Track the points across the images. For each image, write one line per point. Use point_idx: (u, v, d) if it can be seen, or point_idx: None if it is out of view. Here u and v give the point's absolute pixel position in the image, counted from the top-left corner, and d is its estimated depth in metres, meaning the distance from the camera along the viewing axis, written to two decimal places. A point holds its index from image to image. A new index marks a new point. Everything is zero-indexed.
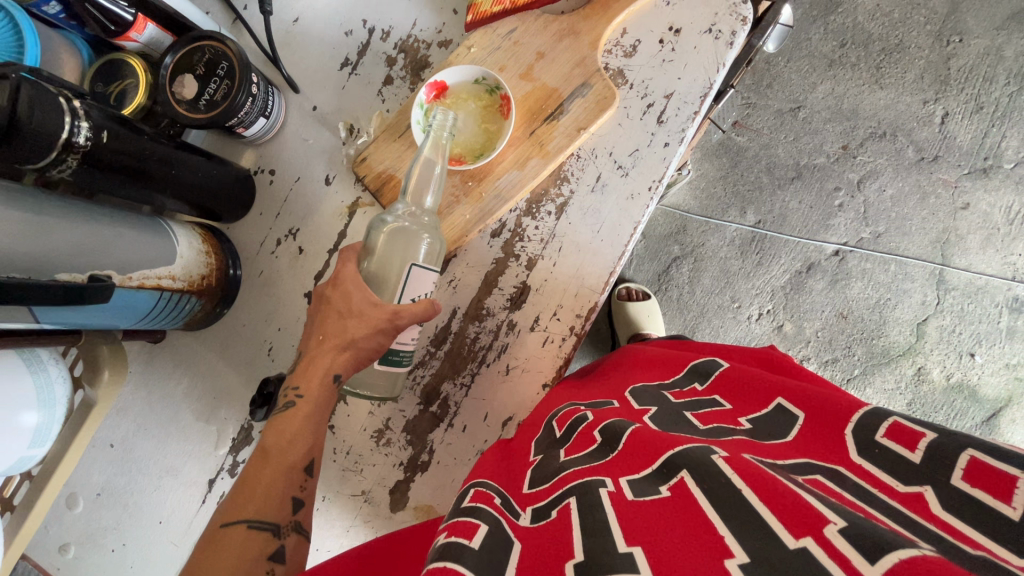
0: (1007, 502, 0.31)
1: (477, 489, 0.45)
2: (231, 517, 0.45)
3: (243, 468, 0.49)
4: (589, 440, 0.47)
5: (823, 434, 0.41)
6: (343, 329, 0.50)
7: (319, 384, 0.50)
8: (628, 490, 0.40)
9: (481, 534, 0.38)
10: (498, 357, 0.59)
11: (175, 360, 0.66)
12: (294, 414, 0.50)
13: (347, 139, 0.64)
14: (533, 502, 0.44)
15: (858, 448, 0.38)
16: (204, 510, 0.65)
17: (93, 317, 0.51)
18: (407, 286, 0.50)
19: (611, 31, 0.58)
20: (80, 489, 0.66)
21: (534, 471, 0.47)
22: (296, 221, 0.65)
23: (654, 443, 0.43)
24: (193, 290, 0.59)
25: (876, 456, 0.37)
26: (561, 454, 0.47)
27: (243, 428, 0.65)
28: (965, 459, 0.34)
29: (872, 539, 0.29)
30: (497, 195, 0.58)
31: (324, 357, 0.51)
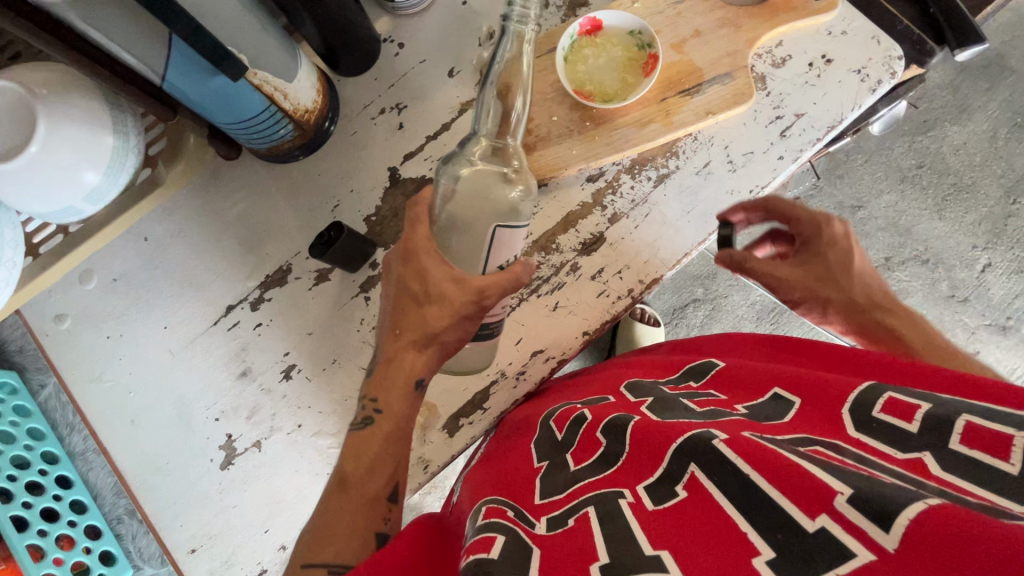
0: (1005, 458, 0.29)
1: (489, 506, 0.43)
2: (312, 559, 0.45)
3: (324, 494, 0.49)
4: (595, 442, 0.46)
5: (819, 413, 0.39)
6: (422, 321, 0.49)
7: (400, 397, 0.50)
8: (646, 499, 0.38)
9: (500, 544, 0.37)
10: (551, 292, 0.60)
11: (239, 182, 0.66)
12: (375, 431, 0.50)
13: (485, 42, 0.66)
14: (547, 511, 0.41)
15: (855, 425, 0.36)
16: (211, 331, 0.64)
17: (199, 97, 0.50)
18: (493, 252, 0.47)
19: (769, 38, 0.60)
20: (98, 269, 0.66)
21: (543, 481, 0.45)
22: (406, 98, 0.66)
23: (658, 434, 0.41)
24: (294, 118, 0.59)
25: (875, 431, 0.35)
26: (570, 460, 0.46)
27: (280, 269, 0.64)
28: (961, 423, 0.32)
29: (878, 499, 0.28)
30: (609, 143, 0.59)
31: (406, 360, 0.50)
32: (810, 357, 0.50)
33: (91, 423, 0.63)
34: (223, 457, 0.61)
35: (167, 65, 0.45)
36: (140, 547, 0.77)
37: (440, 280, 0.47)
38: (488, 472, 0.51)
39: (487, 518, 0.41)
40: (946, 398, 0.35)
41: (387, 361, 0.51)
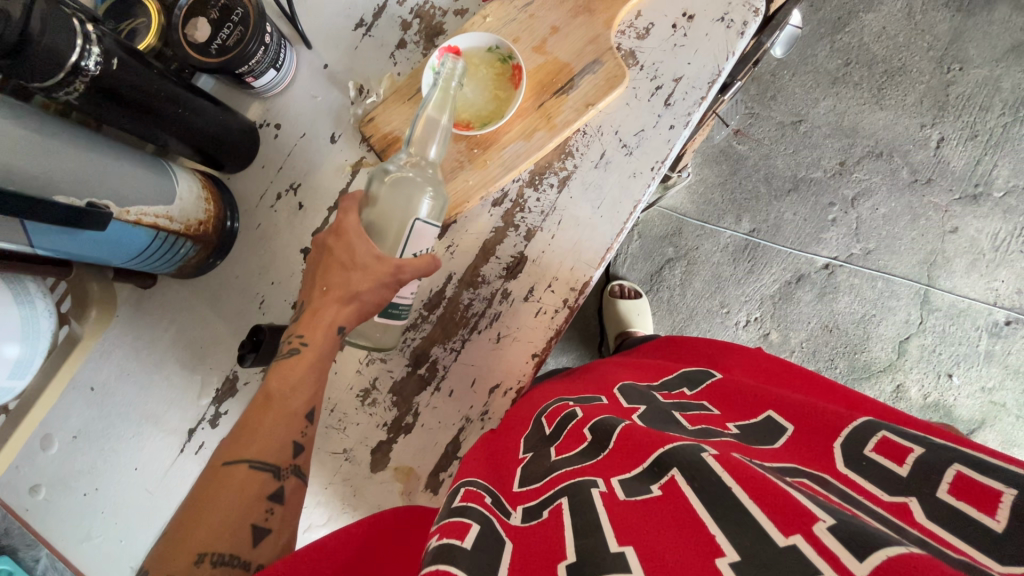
0: (991, 515, 0.29)
1: (467, 489, 0.44)
2: (232, 456, 0.44)
3: (244, 411, 0.48)
4: (579, 438, 0.47)
5: (810, 442, 0.39)
6: (346, 281, 0.49)
7: (325, 332, 0.50)
8: (619, 489, 0.39)
9: (474, 535, 0.37)
10: (490, 325, 0.59)
11: (165, 306, 0.66)
12: (297, 361, 0.49)
13: (356, 99, 0.65)
14: (523, 500, 0.43)
15: (846, 458, 0.36)
16: (181, 459, 0.64)
17: (90, 248, 0.50)
18: (409, 241, 0.50)
19: (626, 12, 0.59)
20: (56, 430, 0.65)
21: (525, 470, 0.47)
22: (298, 176, 0.65)
23: (643, 439, 0.42)
24: (189, 234, 0.58)
25: (864, 469, 0.35)
26: (553, 452, 0.47)
27: (227, 379, 0.64)
28: (951, 473, 0.31)
29: (860, 536, 0.28)
30: (501, 163, 0.58)
31: (329, 313, 0.50)
32: (821, 394, 0.49)
33: None
34: None
35: (30, 237, 0.44)
36: None
37: (365, 254, 0.49)
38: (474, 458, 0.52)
39: (463, 502, 0.42)
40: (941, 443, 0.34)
41: (313, 306, 0.51)
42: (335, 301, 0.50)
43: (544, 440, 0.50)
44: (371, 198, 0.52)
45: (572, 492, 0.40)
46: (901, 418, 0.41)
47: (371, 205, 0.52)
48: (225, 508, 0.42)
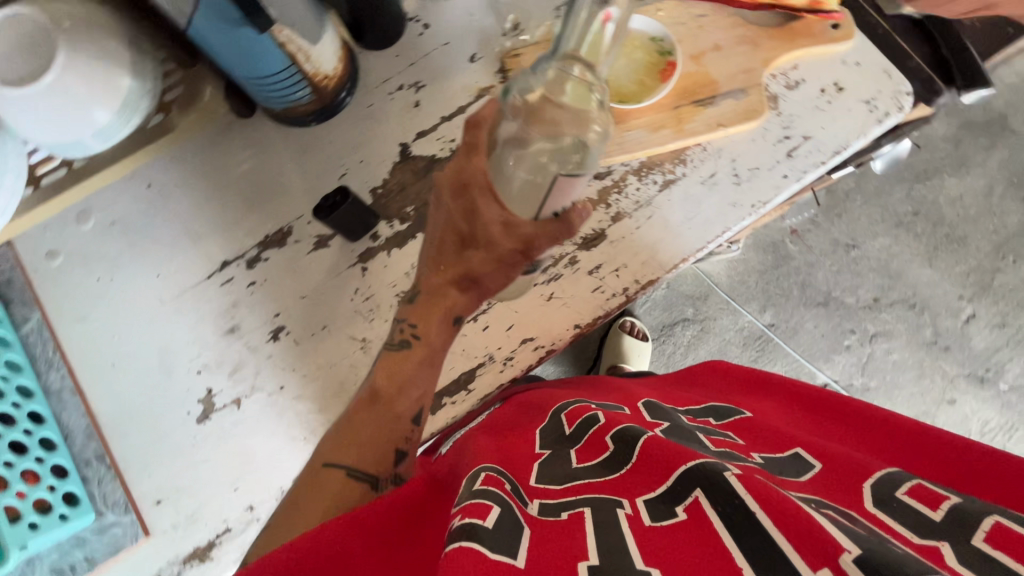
0: None
1: (487, 471, 0.45)
2: (332, 459, 0.49)
3: (347, 410, 0.53)
4: (601, 447, 0.50)
5: (839, 481, 0.39)
6: (466, 263, 0.51)
7: (435, 327, 0.54)
8: (644, 514, 0.40)
9: (494, 518, 0.37)
10: (548, 282, 0.60)
11: (251, 141, 0.66)
12: (407, 358, 0.53)
13: (509, 32, 0.67)
14: (541, 496, 0.45)
15: (875, 497, 0.37)
16: (204, 284, 0.64)
17: (237, 54, 0.51)
18: (552, 196, 0.45)
19: (786, 60, 0.62)
20: (96, 209, 0.65)
21: (543, 469, 0.50)
22: (425, 77, 0.66)
23: (661, 453, 0.44)
24: (312, 81, 0.59)
25: (895, 511, 0.35)
26: (574, 458, 0.51)
27: (280, 230, 0.64)
28: (989, 522, 0.32)
29: (889, 567, 0.29)
30: (619, 142, 0.60)
31: (447, 297, 0.53)
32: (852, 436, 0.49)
33: (69, 362, 0.62)
34: (201, 411, 0.61)
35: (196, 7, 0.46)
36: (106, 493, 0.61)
37: (489, 223, 0.47)
38: (494, 440, 0.56)
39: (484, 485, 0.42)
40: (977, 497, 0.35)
41: (427, 296, 0.53)
42: (455, 288, 0.53)
43: (563, 441, 0.54)
44: (499, 146, 0.47)
45: (596, 505, 0.42)
46: (935, 468, 0.41)
47: (496, 156, 0.47)
48: (319, 511, 0.47)
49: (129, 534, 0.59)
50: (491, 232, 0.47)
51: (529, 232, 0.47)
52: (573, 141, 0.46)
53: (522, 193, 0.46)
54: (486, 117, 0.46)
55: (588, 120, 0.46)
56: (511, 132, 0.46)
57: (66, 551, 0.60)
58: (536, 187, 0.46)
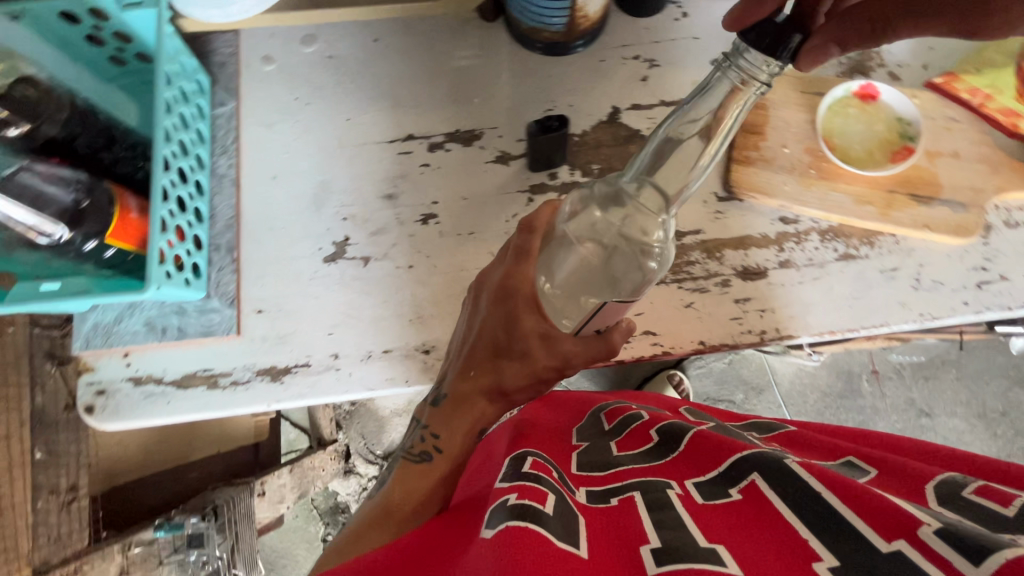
0: None
1: (535, 459, 0.49)
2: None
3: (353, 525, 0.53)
4: (644, 439, 0.55)
5: (897, 479, 0.37)
6: (499, 376, 0.49)
7: (459, 439, 0.53)
8: (697, 495, 0.42)
9: (552, 504, 0.39)
10: (691, 290, 0.60)
11: (480, 43, 0.68)
12: (429, 466, 0.53)
13: None
14: (586, 482, 0.49)
15: (940, 495, 0.34)
16: (382, 146, 0.66)
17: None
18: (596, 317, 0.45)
19: (1015, 198, 0.60)
20: (323, 39, 0.69)
21: (586, 459, 0.54)
22: (661, 58, 0.67)
23: (719, 450, 0.46)
24: (573, 14, 0.61)
25: (960, 503, 0.32)
26: (616, 449, 0.55)
27: (471, 131, 0.66)
28: None
29: (967, 539, 0.28)
30: (820, 198, 0.60)
31: (476, 404, 0.51)
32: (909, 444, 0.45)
33: (241, 155, 0.66)
34: (331, 252, 0.63)
35: None
36: (222, 281, 0.62)
37: (527, 333, 0.46)
38: (537, 435, 0.60)
39: (532, 472, 0.45)
40: None
41: (454, 401, 0.52)
42: (484, 398, 0.51)
43: (604, 438, 0.58)
44: (556, 241, 0.47)
45: (642, 488, 0.44)
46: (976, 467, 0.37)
47: (548, 251, 0.48)
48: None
49: (223, 326, 0.61)
50: (527, 347, 0.46)
51: (569, 350, 0.46)
52: (632, 247, 0.45)
53: (564, 303, 0.48)
54: (541, 223, 0.47)
55: (650, 231, 0.45)
56: (576, 229, 0.46)
57: (165, 313, 0.61)
58: (586, 300, 0.46)
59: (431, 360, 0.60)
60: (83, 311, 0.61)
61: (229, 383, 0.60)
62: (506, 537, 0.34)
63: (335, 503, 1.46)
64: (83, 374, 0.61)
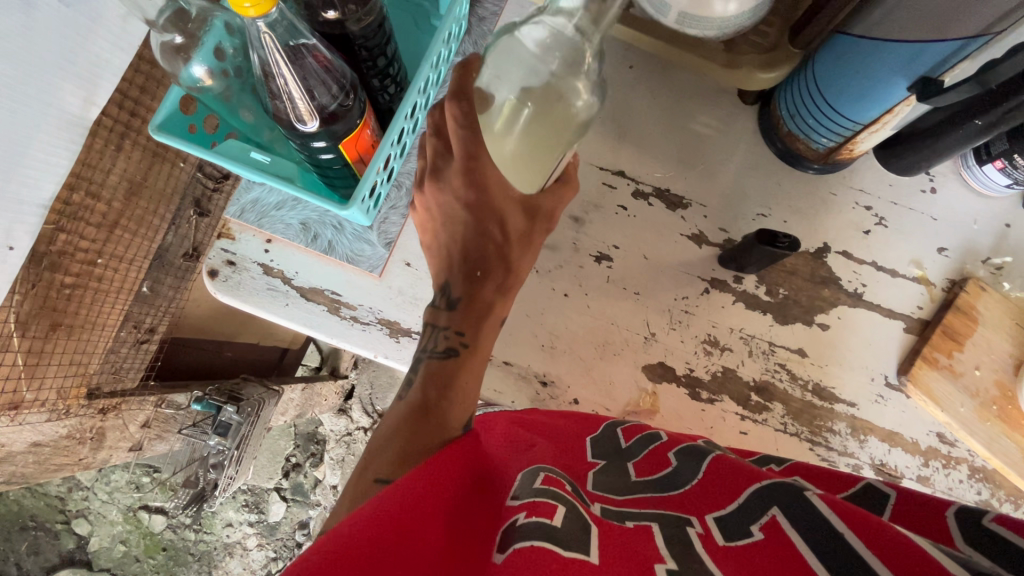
0: None
1: (545, 474, 0.40)
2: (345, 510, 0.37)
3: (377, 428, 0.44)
4: (663, 461, 0.44)
5: (915, 524, 0.33)
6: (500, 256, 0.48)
7: (487, 332, 0.48)
8: (716, 530, 0.34)
9: (564, 515, 0.33)
10: (821, 457, 0.57)
11: (727, 118, 0.66)
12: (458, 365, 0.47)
13: (991, 264, 0.62)
14: (604, 501, 0.41)
15: (966, 537, 0.30)
16: (589, 168, 0.64)
17: (849, 83, 0.50)
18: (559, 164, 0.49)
19: None
20: None
21: (599, 479, 0.45)
22: (893, 221, 0.63)
23: (729, 474, 0.39)
24: (842, 145, 0.57)
25: (989, 545, 0.28)
26: (632, 469, 0.45)
27: (679, 197, 0.64)
28: None
29: None
30: (994, 440, 0.56)
31: (489, 305, 0.48)
32: None
33: None
34: None
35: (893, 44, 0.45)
36: (388, 220, 0.61)
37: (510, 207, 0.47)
38: (543, 436, 0.50)
39: (544, 485, 0.37)
40: None
41: (467, 305, 0.48)
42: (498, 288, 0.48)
43: (618, 455, 0.48)
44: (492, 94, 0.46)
45: (663, 520, 0.36)
46: None
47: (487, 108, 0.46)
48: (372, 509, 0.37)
49: (370, 262, 0.60)
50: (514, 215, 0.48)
51: (550, 206, 0.50)
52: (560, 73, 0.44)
53: (518, 161, 0.49)
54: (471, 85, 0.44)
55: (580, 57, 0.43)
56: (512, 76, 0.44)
57: (324, 221, 0.60)
58: (543, 156, 0.48)
59: (544, 394, 0.58)
60: (252, 182, 0.60)
61: (350, 317, 0.59)
62: (519, 557, 0.30)
63: (315, 432, 1.43)
64: (222, 239, 0.60)
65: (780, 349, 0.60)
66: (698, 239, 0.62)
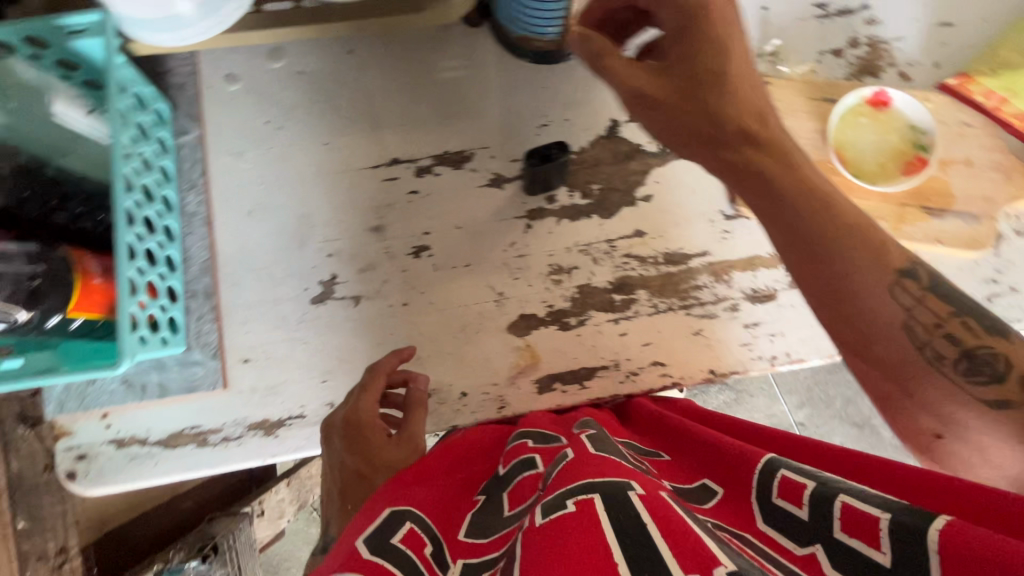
0: (878, 548, 0.32)
1: (408, 526, 0.36)
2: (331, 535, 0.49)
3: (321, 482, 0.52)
4: (531, 488, 0.41)
5: (733, 496, 0.39)
6: None
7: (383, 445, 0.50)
8: (536, 513, 0.34)
9: None
10: (700, 317, 0.58)
11: (466, 50, 0.63)
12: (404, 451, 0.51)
13: (767, 56, 0.61)
14: (469, 553, 0.37)
15: (762, 514, 0.37)
16: (367, 173, 0.61)
17: None
18: None
19: None
20: (290, 54, 0.62)
21: (478, 514, 0.41)
22: None
23: (589, 465, 0.37)
24: (566, 23, 0.56)
25: (776, 522, 0.36)
26: (506, 503, 0.41)
27: (461, 152, 0.61)
28: (841, 505, 0.34)
29: None
30: None
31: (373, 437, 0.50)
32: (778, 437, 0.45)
33: (210, 191, 0.60)
34: (318, 293, 0.59)
35: None
36: (203, 331, 0.58)
37: None
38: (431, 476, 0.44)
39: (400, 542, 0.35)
40: (830, 479, 0.37)
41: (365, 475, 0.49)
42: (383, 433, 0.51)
43: (500, 484, 0.44)
44: None
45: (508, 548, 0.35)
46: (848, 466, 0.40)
47: None
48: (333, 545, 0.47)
49: (208, 380, 0.57)
50: None
51: None
52: None
53: None
54: None
55: None
56: None
57: (144, 369, 0.57)
58: None
59: (433, 404, 0.57)
60: None
61: (220, 439, 0.57)
62: None
63: None
64: (59, 440, 0.57)
65: (620, 240, 0.59)
66: (500, 181, 0.60)
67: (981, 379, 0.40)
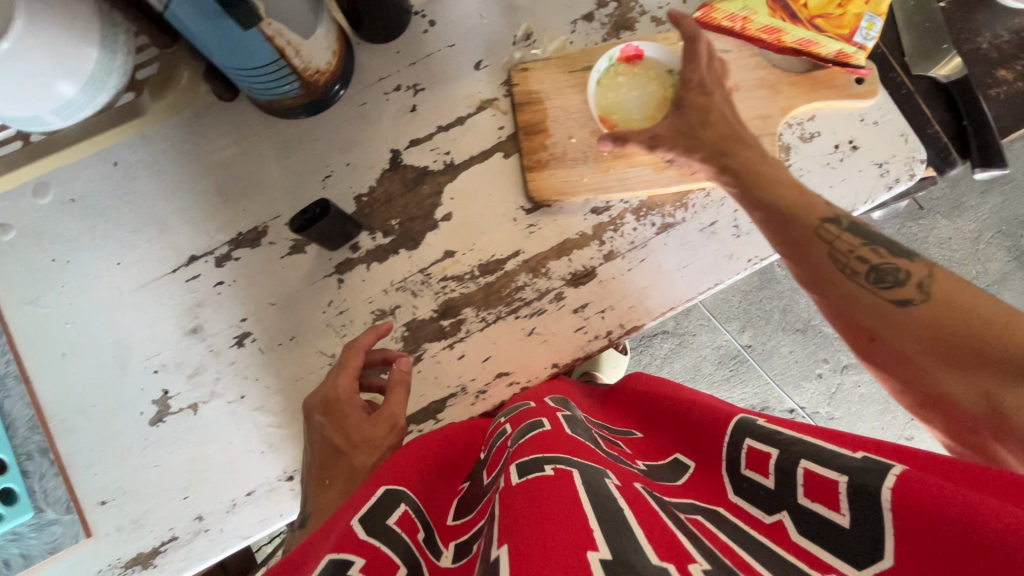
0: (839, 510, 0.31)
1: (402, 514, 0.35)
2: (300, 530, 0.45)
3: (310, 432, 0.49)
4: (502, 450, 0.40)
5: (708, 480, 0.38)
6: None
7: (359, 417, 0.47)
8: (514, 474, 0.32)
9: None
10: (530, 316, 0.58)
11: (230, 126, 0.61)
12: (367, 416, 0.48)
13: (520, 41, 0.62)
14: (456, 534, 0.36)
15: (734, 488, 0.37)
16: (168, 278, 0.59)
17: (219, 47, 0.46)
18: None
19: (804, 109, 0.58)
20: (56, 185, 0.60)
21: (462, 500, 0.40)
22: (424, 79, 0.61)
23: (569, 439, 0.36)
24: (303, 76, 0.54)
25: (747, 491, 0.36)
26: (484, 476, 0.40)
27: (254, 228, 0.60)
28: (804, 473, 0.34)
29: None
30: (620, 178, 0.57)
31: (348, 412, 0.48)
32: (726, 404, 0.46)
33: (17, 348, 0.58)
34: (155, 413, 0.58)
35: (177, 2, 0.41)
36: (48, 489, 0.56)
37: None
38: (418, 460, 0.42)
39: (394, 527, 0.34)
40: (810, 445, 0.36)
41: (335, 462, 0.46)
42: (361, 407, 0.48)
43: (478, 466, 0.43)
44: None
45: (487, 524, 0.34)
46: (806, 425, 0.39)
47: None
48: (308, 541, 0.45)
49: (69, 535, 0.55)
50: None
51: None
52: None
53: None
54: None
55: None
56: None
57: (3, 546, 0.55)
58: None
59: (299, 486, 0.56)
60: None
61: None
62: None
63: None
64: None
65: (433, 266, 0.59)
66: (299, 246, 0.59)
67: (887, 285, 0.42)
